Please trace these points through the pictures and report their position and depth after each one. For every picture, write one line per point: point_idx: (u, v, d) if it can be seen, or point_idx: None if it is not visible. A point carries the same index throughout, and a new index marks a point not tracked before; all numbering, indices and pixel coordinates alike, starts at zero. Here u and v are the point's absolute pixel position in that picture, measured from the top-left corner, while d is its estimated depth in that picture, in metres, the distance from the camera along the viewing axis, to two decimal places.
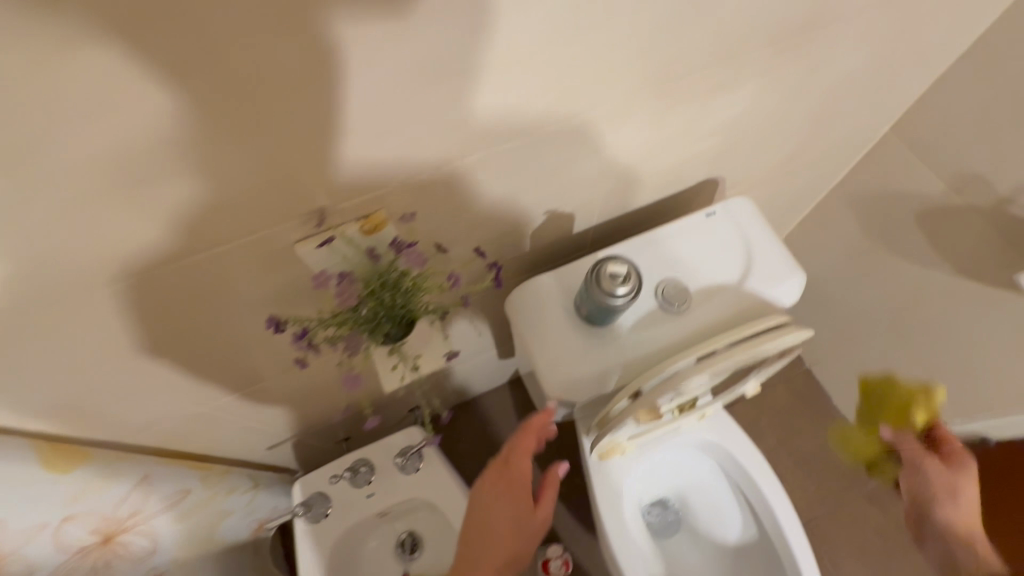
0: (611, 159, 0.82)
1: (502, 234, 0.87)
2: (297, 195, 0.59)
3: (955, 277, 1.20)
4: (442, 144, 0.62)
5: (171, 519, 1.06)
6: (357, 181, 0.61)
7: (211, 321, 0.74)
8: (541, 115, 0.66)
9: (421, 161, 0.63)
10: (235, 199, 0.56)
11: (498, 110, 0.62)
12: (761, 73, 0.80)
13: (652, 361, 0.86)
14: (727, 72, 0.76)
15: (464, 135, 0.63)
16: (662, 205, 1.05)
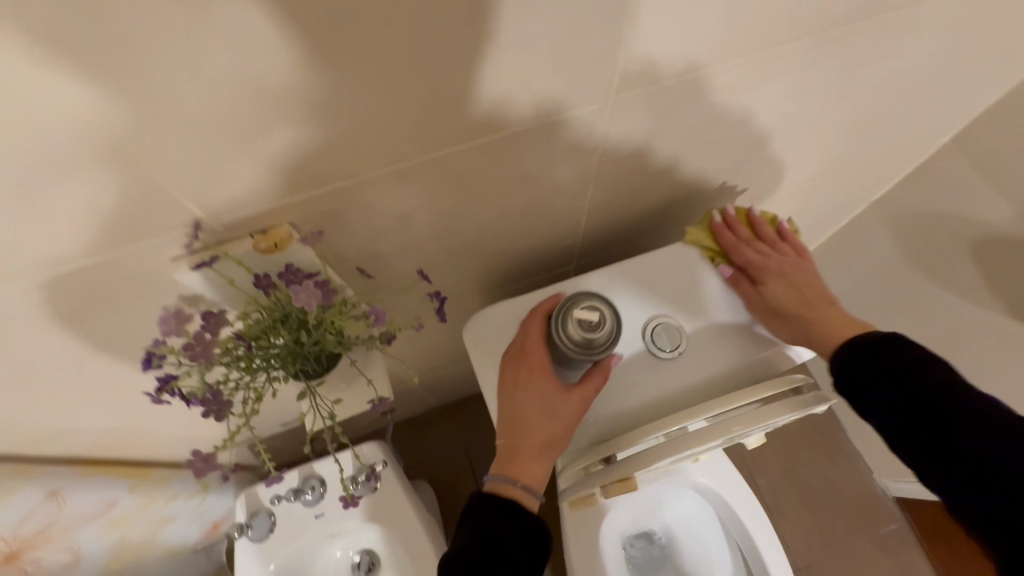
0: (588, 169, 0.64)
1: (463, 252, 0.71)
2: (139, 211, 0.44)
3: (1007, 322, 0.98)
4: (335, 150, 0.46)
5: (96, 529, 0.96)
6: (223, 194, 0.46)
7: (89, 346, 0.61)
8: (473, 114, 0.48)
9: (312, 170, 0.47)
10: (46, 214, 0.41)
11: (408, 106, 0.45)
12: (790, 65, 0.60)
13: (630, 417, 0.72)
14: (741, 64, 0.57)
15: (368, 137, 0.46)
16: (664, 218, 0.87)
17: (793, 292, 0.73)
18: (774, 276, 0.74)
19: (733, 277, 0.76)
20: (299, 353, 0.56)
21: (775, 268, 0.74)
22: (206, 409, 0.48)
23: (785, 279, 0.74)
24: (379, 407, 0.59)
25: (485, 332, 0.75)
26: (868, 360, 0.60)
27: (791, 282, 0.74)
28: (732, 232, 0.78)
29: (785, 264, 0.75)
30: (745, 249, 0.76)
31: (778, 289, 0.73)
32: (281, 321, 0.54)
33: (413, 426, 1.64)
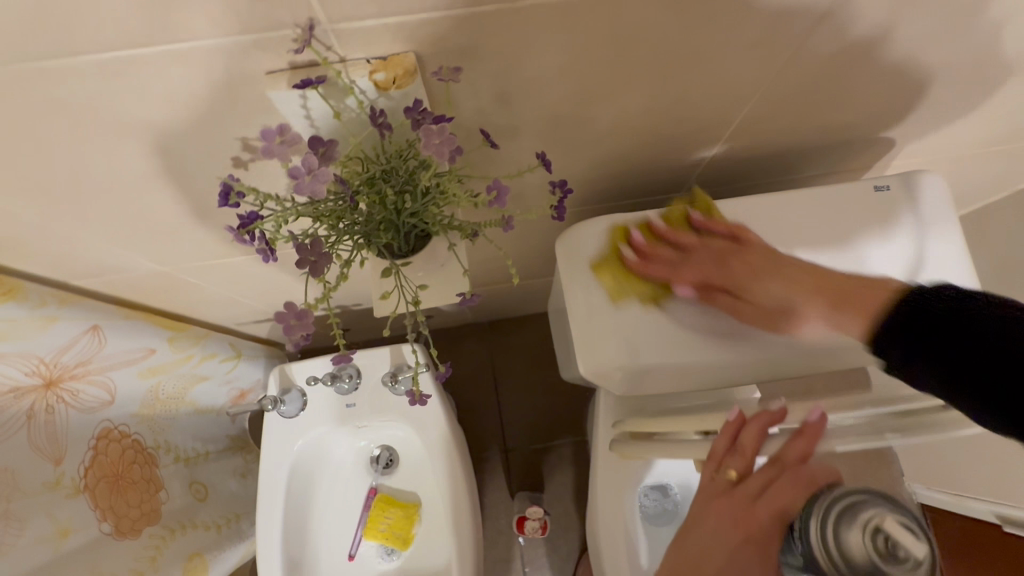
0: (764, 64, 0.51)
1: (585, 147, 0.60)
2: None
3: None
4: None
5: (132, 374, 0.94)
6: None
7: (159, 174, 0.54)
8: None
9: None
10: None
11: None
12: None
13: (727, 368, 0.65)
14: None
15: None
16: (806, 156, 0.73)
17: (779, 283, 0.62)
18: (743, 276, 0.63)
19: (693, 301, 0.65)
20: (394, 222, 0.48)
21: (734, 265, 0.64)
22: (301, 258, 0.40)
23: (750, 271, 0.63)
24: (469, 303, 0.51)
25: (586, 245, 0.67)
26: (888, 315, 0.53)
27: (766, 277, 0.62)
28: (662, 249, 0.66)
29: (724, 249, 0.65)
30: (688, 264, 0.64)
31: (769, 288, 0.63)
32: (383, 178, 0.44)
33: (445, 337, 1.60)
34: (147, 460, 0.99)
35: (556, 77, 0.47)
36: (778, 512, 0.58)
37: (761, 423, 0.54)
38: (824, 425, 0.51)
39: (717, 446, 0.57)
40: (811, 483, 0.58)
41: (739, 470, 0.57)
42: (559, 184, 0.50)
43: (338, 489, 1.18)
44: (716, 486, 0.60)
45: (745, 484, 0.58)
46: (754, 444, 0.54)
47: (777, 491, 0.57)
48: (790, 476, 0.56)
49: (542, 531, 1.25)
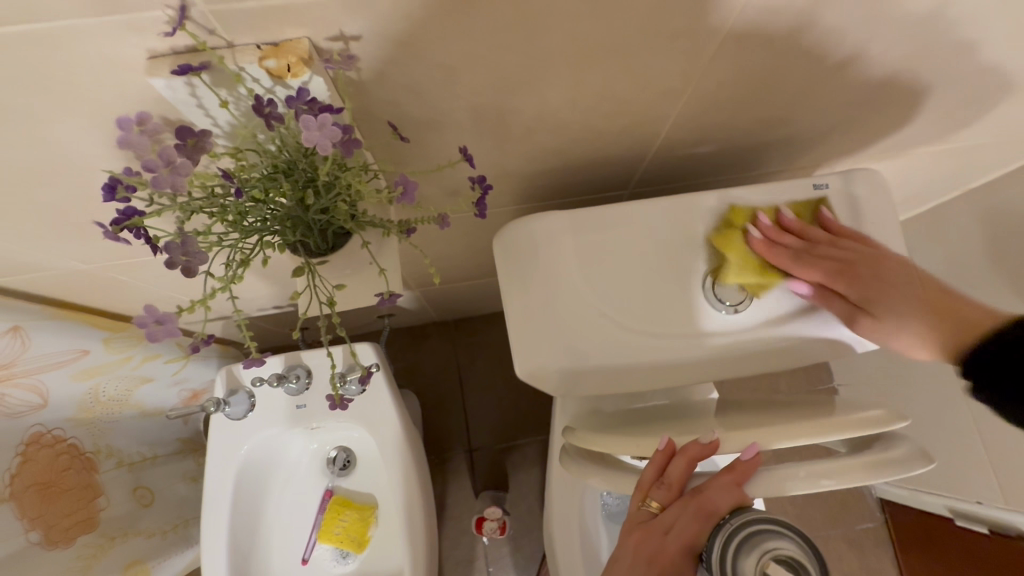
0: (690, 56, 0.50)
1: (515, 141, 0.58)
2: None
3: None
4: None
5: (65, 376, 0.90)
6: None
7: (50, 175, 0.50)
8: None
9: None
10: None
11: None
12: None
13: (665, 368, 0.64)
14: None
15: None
16: (748, 153, 0.72)
17: (896, 296, 0.63)
18: (877, 297, 0.63)
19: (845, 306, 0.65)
20: (302, 219, 0.45)
21: (877, 264, 0.64)
22: (169, 257, 0.36)
23: (887, 278, 0.63)
24: (387, 303, 0.49)
25: (520, 242, 0.64)
26: None
27: (896, 293, 0.63)
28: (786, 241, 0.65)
29: (885, 265, 0.64)
30: (818, 255, 0.64)
31: (893, 316, 0.63)
32: (284, 172, 0.42)
33: (408, 335, 1.58)
34: (85, 466, 0.96)
35: (468, 67, 0.45)
36: (686, 547, 0.54)
37: (687, 456, 0.55)
38: (756, 464, 0.53)
39: (645, 477, 0.56)
40: (714, 516, 0.53)
41: (663, 502, 0.56)
42: (477, 179, 0.48)
43: (290, 493, 1.14)
44: (637, 516, 0.58)
45: (662, 516, 0.56)
46: (680, 474, 0.55)
47: (684, 523, 0.54)
48: (695, 509, 0.54)
49: (501, 531, 1.24)
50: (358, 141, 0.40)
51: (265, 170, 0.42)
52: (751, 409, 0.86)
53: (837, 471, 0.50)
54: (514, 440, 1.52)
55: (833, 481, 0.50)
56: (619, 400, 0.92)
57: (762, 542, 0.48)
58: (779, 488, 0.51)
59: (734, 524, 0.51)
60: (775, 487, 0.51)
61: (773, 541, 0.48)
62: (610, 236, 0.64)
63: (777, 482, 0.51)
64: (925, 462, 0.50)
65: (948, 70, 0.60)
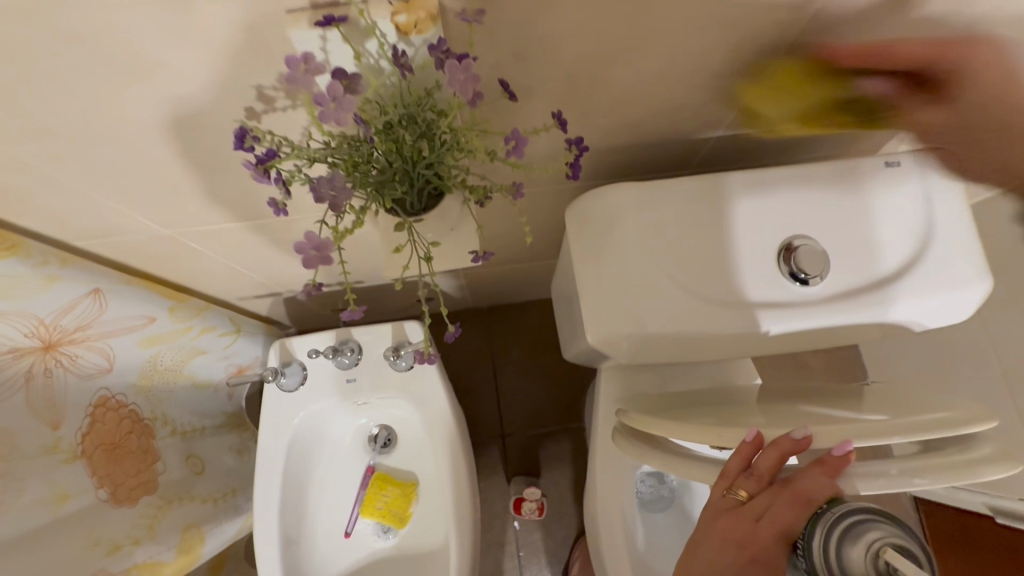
0: (781, 29, 0.51)
1: (599, 113, 0.59)
2: None
3: None
4: None
5: (131, 343, 0.93)
6: None
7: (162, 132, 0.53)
8: None
9: None
10: None
11: None
12: None
13: (731, 340, 0.65)
14: None
15: None
16: (812, 135, 0.73)
17: None
18: None
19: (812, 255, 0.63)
20: (409, 175, 0.47)
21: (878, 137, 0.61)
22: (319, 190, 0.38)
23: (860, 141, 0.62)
24: (481, 260, 0.52)
25: (591, 213, 0.67)
26: None
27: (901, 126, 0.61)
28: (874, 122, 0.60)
29: None
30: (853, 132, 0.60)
31: None
32: (399, 125, 0.44)
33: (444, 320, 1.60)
34: (145, 430, 0.99)
35: (573, 32, 0.47)
36: (781, 533, 0.53)
37: (779, 449, 0.54)
38: (848, 460, 0.52)
39: (732, 466, 0.56)
40: (812, 503, 0.53)
41: (751, 490, 0.56)
42: (574, 141, 0.50)
43: (334, 468, 1.17)
44: (724, 503, 0.57)
45: (752, 504, 0.55)
46: (770, 465, 0.55)
47: (779, 509, 0.54)
48: (791, 496, 0.54)
49: (539, 513, 1.25)
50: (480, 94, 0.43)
51: (383, 123, 0.44)
52: (801, 393, 0.87)
53: (924, 469, 0.52)
54: (547, 427, 1.54)
55: (924, 480, 0.51)
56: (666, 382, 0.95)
57: (865, 530, 0.51)
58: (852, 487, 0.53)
59: (837, 510, 0.52)
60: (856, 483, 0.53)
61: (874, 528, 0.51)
62: (681, 209, 0.65)
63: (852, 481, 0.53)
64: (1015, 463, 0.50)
65: None
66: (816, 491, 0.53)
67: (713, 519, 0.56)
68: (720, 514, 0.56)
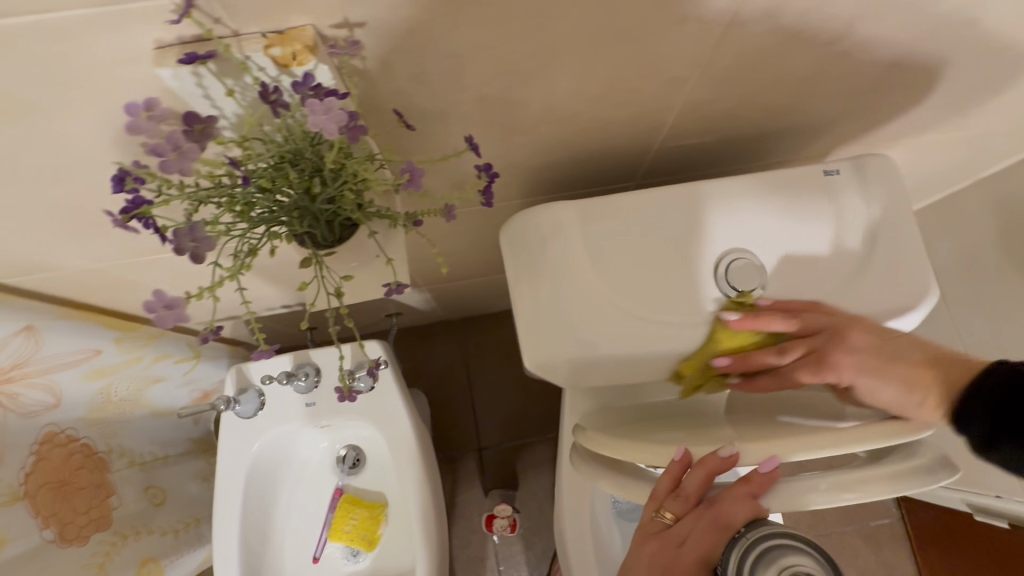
0: (695, 42, 0.49)
1: (520, 132, 0.58)
2: None
3: None
4: None
5: (77, 377, 0.91)
6: None
7: (57, 172, 0.50)
8: None
9: None
10: None
11: None
12: None
13: (674, 360, 0.64)
14: None
15: None
16: (754, 143, 0.72)
17: None
18: None
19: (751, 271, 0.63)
20: (309, 210, 0.45)
21: (839, 361, 0.58)
22: (178, 244, 0.38)
23: (859, 368, 0.57)
24: (395, 293, 0.49)
25: (524, 233, 0.65)
26: None
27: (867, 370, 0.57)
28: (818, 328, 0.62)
29: None
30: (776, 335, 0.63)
31: None
32: (290, 162, 0.42)
33: (416, 333, 1.58)
34: (98, 465, 0.96)
35: (472, 54, 0.45)
36: (702, 560, 0.51)
37: (705, 468, 0.53)
38: (773, 479, 0.51)
39: (660, 486, 0.55)
40: (730, 527, 0.51)
41: (678, 512, 0.54)
42: (485, 168, 0.48)
43: (301, 493, 1.15)
44: (652, 525, 0.56)
45: (676, 527, 0.54)
46: (696, 486, 0.53)
47: (699, 534, 0.52)
48: (711, 520, 0.52)
49: (512, 529, 1.24)
50: (363, 127, 0.40)
51: (272, 160, 0.42)
52: (763, 402, 0.86)
53: (861, 484, 0.49)
54: (524, 437, 1.52)
55: (855, 495, 0.48)
56: (628, 395, 0.93)
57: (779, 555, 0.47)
58: (785, 502, 0.50)
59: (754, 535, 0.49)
60: (794, 499, 0.50)
61: (793, 554, 0.46)
62: (616, 227, 0.64)
63: (797, 495, 0.50)
64: (951, 471, 0.48)
65: (956, 55, 0.59)
66: (733, 511, 0.51)
67: (643, 542, 0.56)
68: (650, 538, 0.56)
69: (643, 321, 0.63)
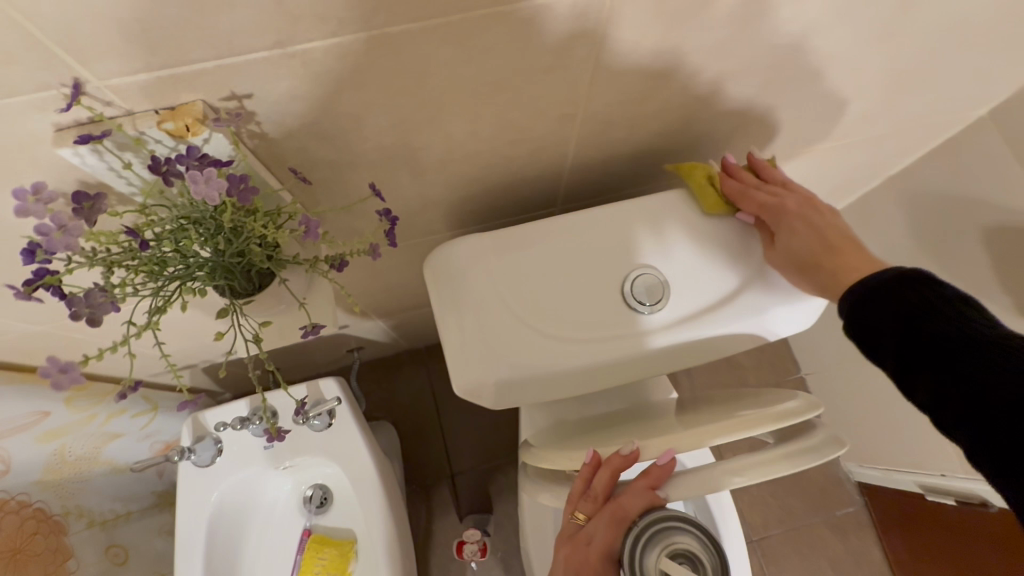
0: (573, 83, 0.54)
1: (429, 173, 0.62)
2: None
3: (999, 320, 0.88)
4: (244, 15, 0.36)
5: (27, 441, 0.90)
6: (97, 48, 0.36)
7: None
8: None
9: (215, 35, 0.37)
10: None
11: None
12: None
13: (599, 372, 0.68)
14: None
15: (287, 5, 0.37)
16: (659, 164, 0.77)
17: None
18: None
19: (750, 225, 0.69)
20: (220, 264, 0.48)
21: None
22: (73, 309, 0.39)
23: None
24: (310, 335, 0.52)
25: (446, 265, 0.69)
26: None
27: (801, 227, 0.63)
28: (738, 181, 0.68)
29: None
30: (746, 196, 0.67)
31: None
32: (194, 222, 0.45)
33: (382, 366, 1.59)
34: (54, 528, 0.94)
35: (362, 111, 0.49)
36: (605, 554, 0.56)
37: (610, 467, 0.56)
38: (670, 469, 0.54)
39: (574, 488, 0.58)
40: (626, 520, 0.56)
41: (588, 513, 0.58)
42: (384, 212, 0.52)
43: (268, 537, 1.14)
44: (567, 527, 0.59)
45: (587, 527, 0.58)
46: (604, 486, 0.56)
47: (603, 529, 0.56)
48: (611, 515, 0.56)
49: (484, 553, 1.25)
50: (254, 189, 0.44)
51: (175, 223, 0.45)
52: (701, 404, 0.90)
53: (750, 467, 0.52)
54: (496, 459, 1.53)
55: (744, 478, 0.51)
56: (578, 408, 0.97)
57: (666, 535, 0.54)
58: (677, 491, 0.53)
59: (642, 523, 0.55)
60: (687, 486, 0.52)
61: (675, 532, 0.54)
62: (531, 252, 0.68)
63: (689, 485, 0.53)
64: (837, 447, 0.52)
65: (821, 75, 0.65)
66: (630, 505, 0.56)
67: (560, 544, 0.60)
68: (564, 538, 0.59)
69: (564, 338, 0.67)
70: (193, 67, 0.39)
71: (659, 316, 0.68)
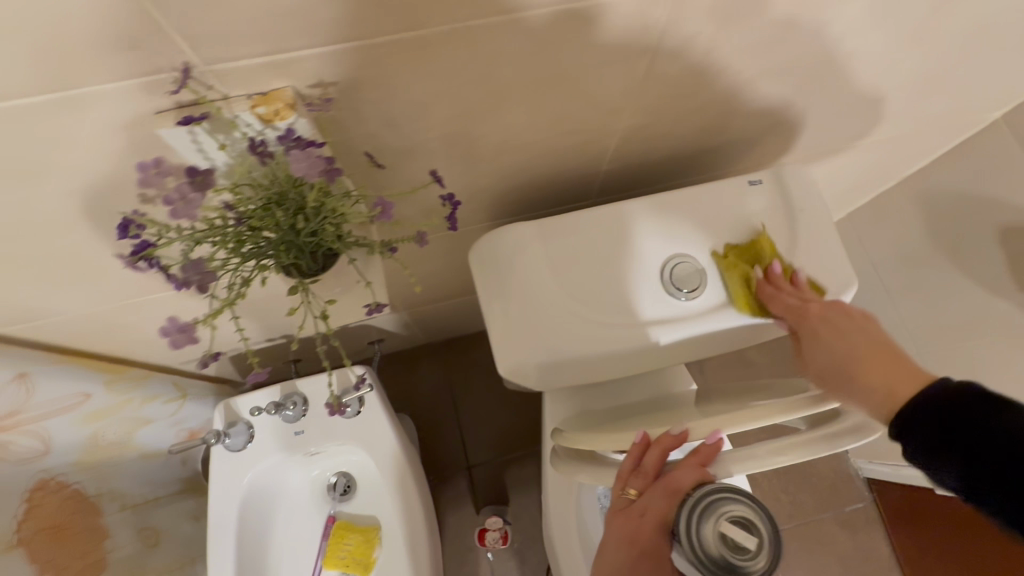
0: (625, 78, 0.57)
1: (480, 163, 0.65)
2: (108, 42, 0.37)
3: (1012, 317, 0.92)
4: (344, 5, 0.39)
5: (68, 421, 0.92)
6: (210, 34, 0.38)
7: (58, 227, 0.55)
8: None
9: (314, 25, 0.40)
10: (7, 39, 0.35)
11: None
12: None
13: (636, 357, 0.70)
14: None
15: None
16: (691, 160, 0.80)
17: None
18: None
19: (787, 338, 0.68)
20: (295, 243, 0.51)
21: None
22: None
23: None
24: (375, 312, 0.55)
25: (490, 252, 0.72)
26: None
27: (837, 338, 0.60)
28: (775, 288, 0.70)
29: None
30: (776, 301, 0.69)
31: None
32: (277, 201, 0.50)
33: (400, 359, 1.62)
34: (90, 509, 0.96)
35: (430, 100, 0.52)
36: (659, 527, 0.58)
37: (661, 446, 0.59)
38: (718, 446, 0.58)
39: (624, 466, 0.60)
40: (680, 492, 0.58)
41: (640, 488, 0.60)
42: (448, 197, 0.55)
43: (294, 522, 1.16)
44: (619, 502, 0.62)
45: (640, 501, 0.60)
46: (656, 461, 0.59)
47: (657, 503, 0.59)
48: (664, 488, 0.59)
49: (503, 542, 1.27)
50: (338, 170, 0.51)
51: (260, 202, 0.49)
52: (724, 393, 0.93)
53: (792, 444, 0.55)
54: (512, 452, 1.56)
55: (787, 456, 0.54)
56: (603, 397, 1.00)
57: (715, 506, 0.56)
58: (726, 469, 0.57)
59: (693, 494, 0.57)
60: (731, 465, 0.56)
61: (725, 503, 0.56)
62: (573, 240, 0.71)
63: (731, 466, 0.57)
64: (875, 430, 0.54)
65: (851, 76, 0.69)
66: (681, 479, 0.59)
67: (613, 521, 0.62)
68: (618, 515, 0.61)
69: (604, 324, 0.69)
70: (290, 53, 0.42)
71: (694, 303, 0.71)
